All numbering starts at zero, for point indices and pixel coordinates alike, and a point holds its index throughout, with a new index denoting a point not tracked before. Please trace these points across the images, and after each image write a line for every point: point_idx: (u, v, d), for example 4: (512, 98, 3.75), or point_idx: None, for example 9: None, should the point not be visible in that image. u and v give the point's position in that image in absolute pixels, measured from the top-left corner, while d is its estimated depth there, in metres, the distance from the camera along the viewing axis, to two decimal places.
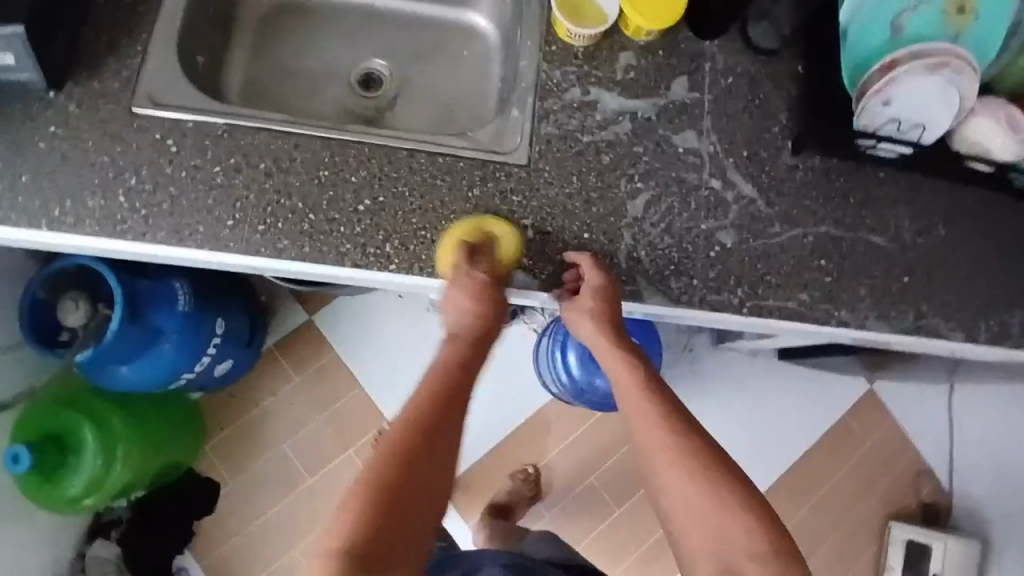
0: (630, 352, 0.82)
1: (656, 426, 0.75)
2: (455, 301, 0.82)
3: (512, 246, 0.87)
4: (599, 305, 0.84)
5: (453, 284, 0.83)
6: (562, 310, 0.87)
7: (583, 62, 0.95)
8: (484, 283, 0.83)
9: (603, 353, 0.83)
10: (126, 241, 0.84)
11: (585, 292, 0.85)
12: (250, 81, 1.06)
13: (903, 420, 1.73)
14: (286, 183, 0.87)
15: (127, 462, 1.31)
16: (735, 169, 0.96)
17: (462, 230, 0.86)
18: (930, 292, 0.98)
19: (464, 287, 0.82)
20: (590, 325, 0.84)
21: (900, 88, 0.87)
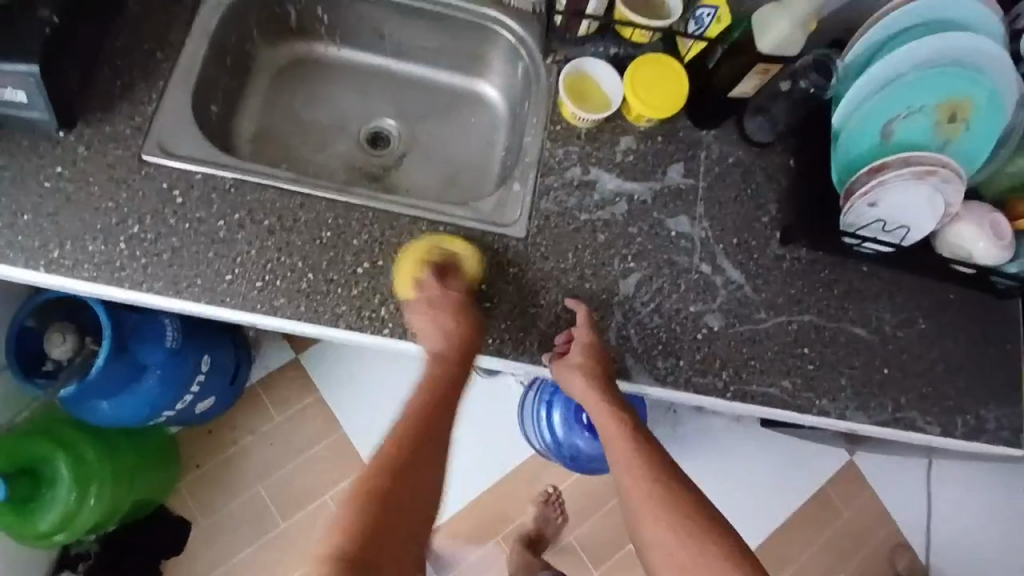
0: (619, 406, 0.85)
1: (642, 479, 0.79)
2: (436, 323, 0.84)
3: (473, 263, 0.91)
4: (588, 361, 0.86)
5: (425, 306, 0.85)
6: (551, 368, 0.88)
7: (585, 142, 0.99)
8: (458, 302, 0.86)
9: (592, 408, 0.86)
10: (122, 289, 0.84)
11: (572, 345, 0.88)
12: (260, 132, 1.08)
13: (882, 492, 1.73)
14: (288, 241, 0.88)
15: (100, 496, 1.29)
16: (725, 255, 0.99)
17: (417, 251, 0.90)
18: (907, 385, 1.01)
19: (443, 305, 0.85)
20: (579, 379, 0.85)
21: (887, 193, 0.92)
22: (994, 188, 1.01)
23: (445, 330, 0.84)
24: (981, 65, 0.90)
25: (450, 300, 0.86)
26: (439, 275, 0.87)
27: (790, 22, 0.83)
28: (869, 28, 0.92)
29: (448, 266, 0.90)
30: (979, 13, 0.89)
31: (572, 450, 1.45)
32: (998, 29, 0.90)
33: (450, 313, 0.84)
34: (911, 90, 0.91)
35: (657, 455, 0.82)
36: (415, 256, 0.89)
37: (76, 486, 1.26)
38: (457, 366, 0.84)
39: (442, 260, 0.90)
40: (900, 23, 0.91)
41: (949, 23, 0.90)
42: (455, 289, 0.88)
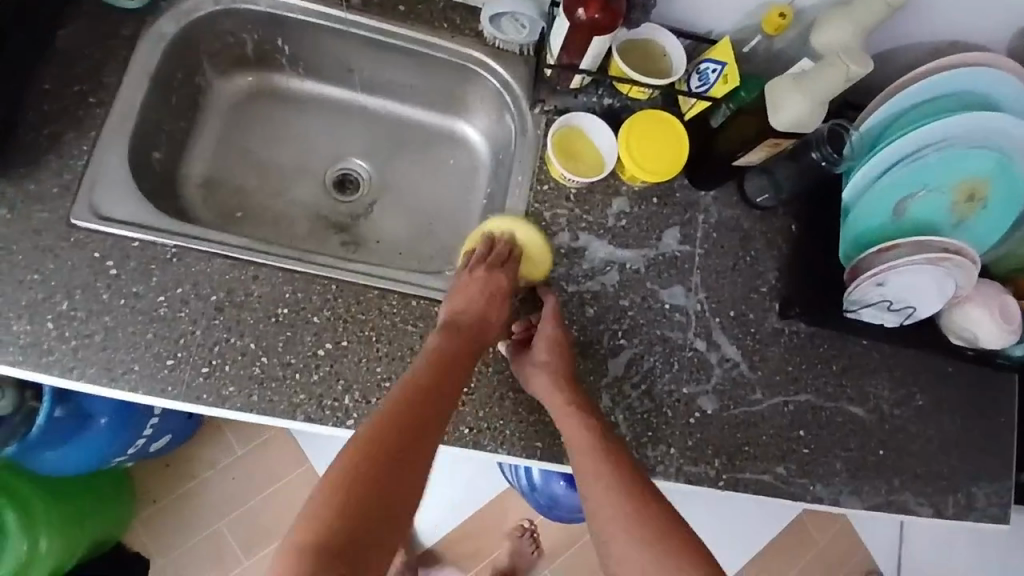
0: (585, 406, 0.79)
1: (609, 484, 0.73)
2: (467, 295, 0.81)
3: (541, 259, 0.87)
4: (553, 357, 0.81)
5: (469, 279, 0.82)
6: (515, 364, 0.82)
7: (574, 204, 0.90)
8: (498, 290, 0.82)
9: (558, 409, 0.78)
10: (48, 375, 0.73)
11: (536, 351, 0.82)
12: (213, 173, 0.97)
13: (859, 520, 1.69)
14: (239, 319, 0.78)
15: (52, 543, 1.20)
16: (721, 329, 0.92)
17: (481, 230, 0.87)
18: (902, 466, 0.97)
19: (487, 283, 0.82)
20: (543, 380, 0.79)
21: (900, 276, 0.84)
22: (1008, 263, 0.94)
23: (471, 302, 0.81)
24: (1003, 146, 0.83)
25: (495, 283, 0.82)
26: (501, 261, 0.84)
27: (808, 104, 0.71)
28: (888, 97, 0.84)
29: (515, 258, 0.85)
30: (1007, 91, 0.82)
31: (549, 496, 1.39)
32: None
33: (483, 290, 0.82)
34: (929, 167, 0.83)
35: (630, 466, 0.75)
36: (481, 234, 0.87)
37: (27, 536, 1.17)
38: (472, 339, 0.79)
39: (507, 248, 0.85)
40: (926, 93, 0.82)
41: (976, 97, 0.83)
42: (505, 275, 0.84)
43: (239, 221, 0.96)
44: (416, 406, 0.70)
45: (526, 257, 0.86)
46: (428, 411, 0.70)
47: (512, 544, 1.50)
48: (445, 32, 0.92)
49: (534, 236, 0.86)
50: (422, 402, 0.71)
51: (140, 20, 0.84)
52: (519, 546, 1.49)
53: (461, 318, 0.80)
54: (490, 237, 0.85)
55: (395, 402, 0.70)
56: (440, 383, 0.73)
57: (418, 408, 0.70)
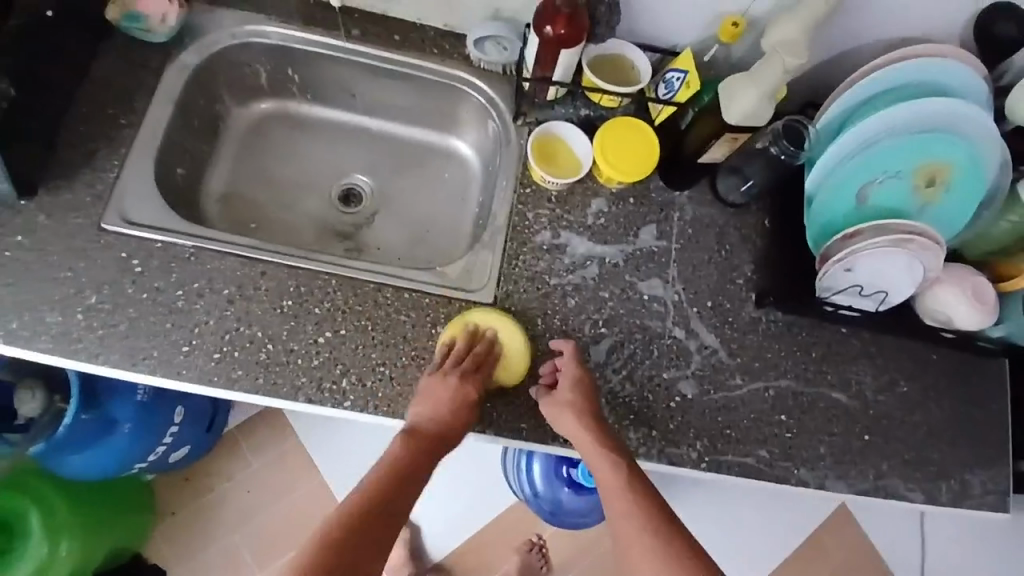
0: (615, 447, 0.81)
1: (641, 527, 0.74)
2: (436, 399, 0.82)
3: (517, 357, 0.88)
4: (577, 398, 0.84)
5: (440, 378, 0.83)
6: (540, 406, 0.86)
7: (555, 205, 0.98)
8: (466, 399, 0.82)
9: (587, 449, 0.81)
10: (78, 360, 0.82)
11: (563, 385, 0.85)
12: (230, 190, 1.07)
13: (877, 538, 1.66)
14: (248, 310, 0.86)
15: (73, 549, 1.26)
16: (699, 319, 0.97)
17: (460, 324, 0.88)
18: (890, 452, 0.98)
19: (455, 391, 0.82)
20: (570, 419, 0.83)
21: (861, 260, 0.89)
22: (977, 250, 0.98)
23: (439, 404, 0.81)
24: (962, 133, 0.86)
25: (464, 394, 0.82)
26: (474, 366, 0.85)
27: (756, 94, 0.79)
28: (840, 93, 0.89)
29: (495, 356, 0.88)
30: (959, 75, 0.85)
31: (553, 503, 1.41)
32: (980, 89, 0.86)
33: (453, 403, 0.81)
34: (887, 156, 0.87)
35: (632, 476, 0.79)
36: (462, 325, 0.88)
37: (48, 539, 1.24)
38: (438, 448, 0.80)
39: (488, 348, 0.87)
40: (879, 86, 0.87)
41: (931, 88, 0.87)
42: (472, 385, 0.83)
43: (253, 232, 1.05)
44: (385, 495, 0.73)
45: (503, 361, 0.88)
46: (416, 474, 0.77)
47: (521, 558, 1.51)
48: (435, 56, 1.03)
49: (517, 345, 0.88)
50: (394, 487, 0.74)
51: (166, 53, 0.98)
52: (529, 559, 1.50)
53: (431, 430, 0.80)
54: (473, 334, 0.87)
55: (368, 490, 0.73)
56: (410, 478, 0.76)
57: (390, 493, 0.73)
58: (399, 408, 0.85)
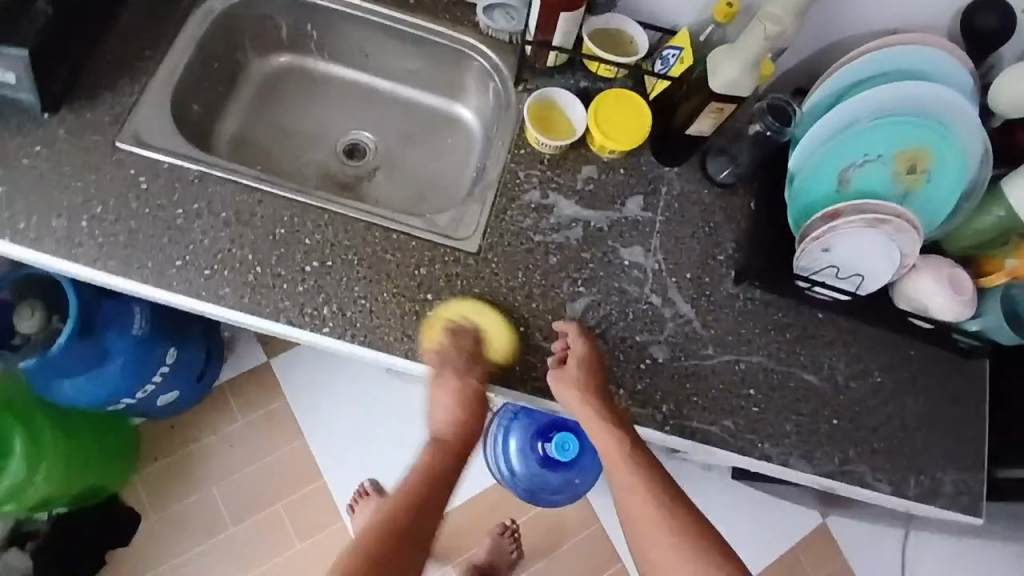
0: (619, 425, 0.87)
1: (647, 502, 0.84)
2: (441, 399, 0.90)
3: (502, 340, 0.91)
4: (583, 373, 0.87)
5: (441, 383, 0.89)
6: (550, 379, 0.89)
7: (547, 168, 1.02)
8: (472, 396, 0.89)
9: (593, 425, 0.87)
10: (78, 263, 0.87)
11: (570, 365, 0.88)
12: (242, 134, 1.13)
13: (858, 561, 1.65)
14: (241, 234, 0.90)
15: (49, 475, 1.29)
16: (677, 289, 0.99)
17: (450, 311, 0.91)
18: (858, 438, 0.98)
19: (454, 389, 0.88)
20: (575, 394, 0.86)
21: (838, 238, 0.91)
22: (960, 244, 0.98)
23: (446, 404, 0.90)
24: (941, 120, 0.89)
25: (466, 393, 0.89)
26: (466, 361, 0.89)
27: (740, 63, 0.83)
28: (829, 75, 0.93)
29: (478, 344, 0.90)
30: (944, 65, 0.88)
31: (528, 482, 1.42)
32: (965, 82, 0.89)
33: (458, 403, 0.89)
34: (868, 138, 0.90)
35: (637, 452, 0.87)
36: (439, 324, 0.90)
37: (27, 462, 1.26)
38: (458, 453, 0.92)
39: (470, 339, 0.90)
40: (862, 73, 0.91)
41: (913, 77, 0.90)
42: (474, 378, 0.89)
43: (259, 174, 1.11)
44: (421, 497, 0.84)
45: (488, 341, 0.91)
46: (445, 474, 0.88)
47: (493, 541, 1.47)
48: (446, 22, 1.08)
49: (495, 322, 0.92)
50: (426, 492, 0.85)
51: None
52: (501, 540, 1.47)
53: (449, 436, 0.91)
54: (455, 329, 0.90)
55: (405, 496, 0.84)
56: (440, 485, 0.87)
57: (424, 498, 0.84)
58: (375, 340, 0.88)
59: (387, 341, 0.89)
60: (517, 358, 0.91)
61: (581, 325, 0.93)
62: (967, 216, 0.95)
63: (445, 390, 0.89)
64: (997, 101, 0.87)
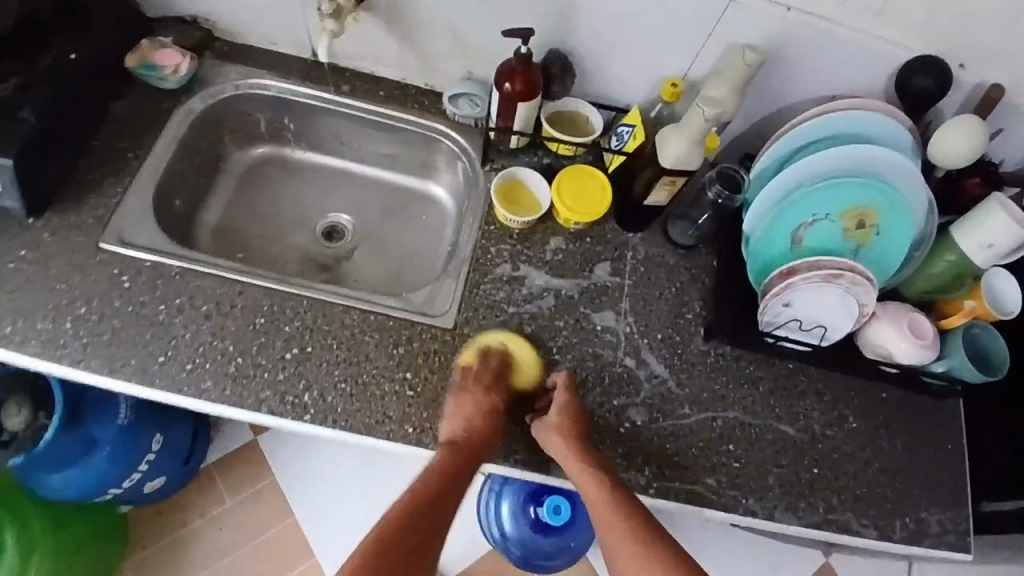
0: (600, 467, 0.88)
1: (633, 542, 0.81)
2: (461, 411, 0.88)
3: (529, 373, 0.98)
4: (565, 421, 0.90)
5: (466, 394, 0.90)
6: (533, 430, 0.91)
7: (516, 241, 1.06)
8: (490, 409, 0.89)
9: (574, 468, 0.87)
10: (62, 364, 0.88)
11: (553, 410, 0.91)
12: (223, 223, 1.16)
13: None
14: (222, 326, 0.93)
15: (41, 568, 1.27)
16: (650, 350, 1.02)
17: (489, 339, 0.97)
18: (839, 486, 1.00)
19: (480, 400, 0.89)
20: (558, 440, 0.88)
21: (796, 294, 0.96)
22: (917, 287, 1.02)
23: (466, 417, 0.87)
24: (886, 178, 0.94)
25: (488, 403, 0.89)
26: (493, 379, 0.93)
27: (687, 143, 0.89)
28: (774, 141, 0.98)
29: (503, 361, 0.96)
30: (883, 128, 0.93)
31: (521, 546, 1.41)
32: (905, 141, 0.94)
33: (483, 411, 0.88)
34: (815, 199, 0.95)
35: (618, 491, 0.85)
36: (474, 349, 0.96)
37: (19, 555, 1.25)
38: (478, 454, 0.86)
39: (502, 358, 0.96)
40: (808, 135, 0.96)
41: (855, 136, 0.95)
42: (494, 395, 0.91)
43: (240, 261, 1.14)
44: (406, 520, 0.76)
45: (517, 369, 0.98)
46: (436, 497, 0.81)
47: None
48: (415, 110, 1.15)
49: (528, 353, 0.98)
50: (427, 499, 0.80)
51: (176, 98, 1.09)
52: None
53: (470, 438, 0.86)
54: (484, 351, 0.96)
55: (411, 498, 0.80)
56: (446, 491, 0.82)
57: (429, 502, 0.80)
58: (357, 423, 0.90)
59: (368, 423, 0.90)
60: (499, 430, 0.93)
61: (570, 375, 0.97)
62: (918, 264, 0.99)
63: (470, 400, 0.89)
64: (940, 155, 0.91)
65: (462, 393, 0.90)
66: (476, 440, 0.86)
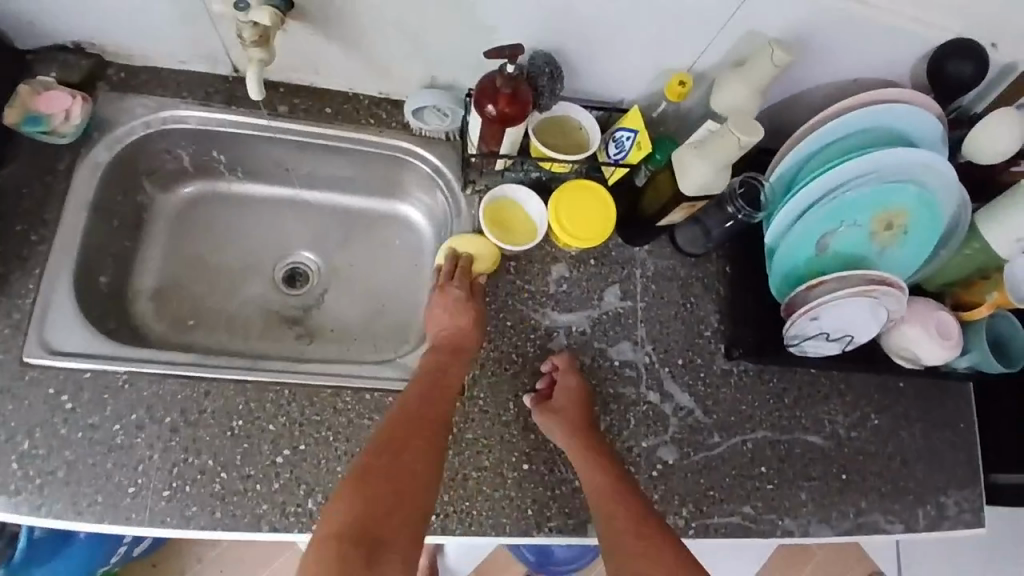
0: (602, 454, 0.82)
1: (625, 523, 0.74)
2: (439, 317, 0.87)
3: (484, 250, 0.91)
4: (569, 408, 0.86)
5: (439, 295, 0.88)
6: (534, 415, 0.86)
7: (515, 275, 0.95)
8: (468, 308, 0.87)
9: (574, 451, 0.82)
10: (16, 516, 0.75)
11: (557, 393, 0.87)
12: (162, 285, 0.99)
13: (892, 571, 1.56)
14: (195, 437, 0.80)
15: None
16: (672, 379, 0.95)
17: (451, 243, 0.92)
18: (869, 487, 0.98)
19: (452, 299, 0.87)
20: (560, 427, 0.84)
21: (829, 311, 0.88)
22: (938, 281, 0.98)
23: (444, 318, 0.87)
24: (921, 171, 0.86)
25: (463, 303, 0.87)
26: (461, 278, 0.90)
27: (713, 169, 0.78)
28: (795, 142, 0.88)
29: (465, 264, 0.91)
30: (912, 121, 0.85)
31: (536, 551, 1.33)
32: (935, 132, 0.86)
33: (454, 315, 0.86)
34: (844, 205, 0.87)
35: (616, 475, 0.80)
36: (445, 253, 0.92)
37: None
38: (457, 354, 0.84)
39: (460, 260, 0.91)
40: (835, 133, 0.86)
41: (886, 128, 0.86)
42: (461, 285, 0.89)
43: (192, 329, 0.97)
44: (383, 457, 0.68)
45: (472, 261, 0.92)
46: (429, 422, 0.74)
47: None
48: (371, 126, 0.96)
49: (484, 244, 0.92)
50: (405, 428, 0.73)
51: (76, 152, 0.89)
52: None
53: (443, 340, 0.85)
54: (455, 256, 0.91)
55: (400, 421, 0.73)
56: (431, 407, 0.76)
57: (428, 417, 0.74)
58: None
59: None
60: (529, 500, 0.86)
61: (573, 358, 0.92)
62: (943, 259, 0.94)
63: (444, 306, 0.87)
64: (986, 149, 0.84)
65: (436, 299, 0.88)
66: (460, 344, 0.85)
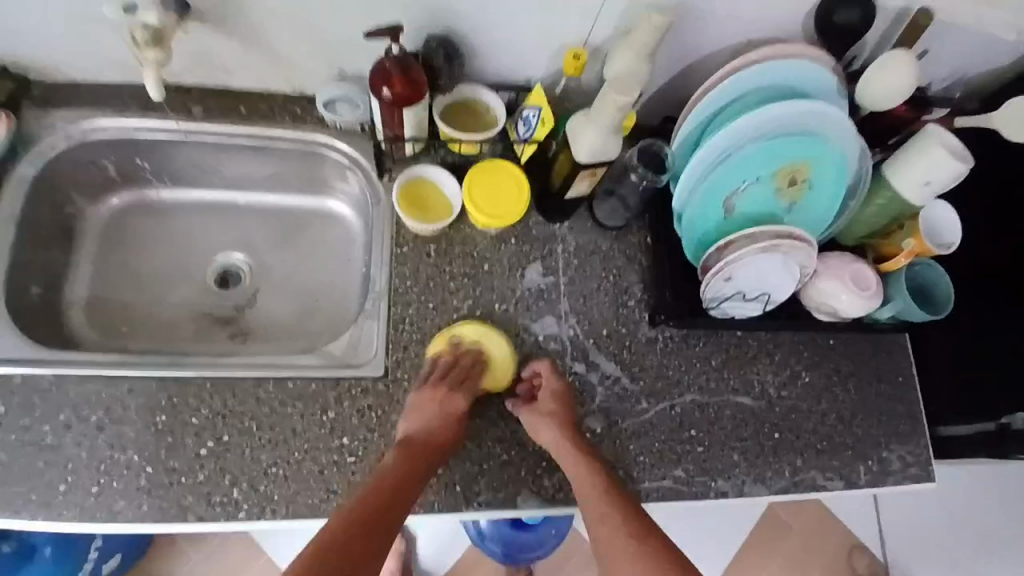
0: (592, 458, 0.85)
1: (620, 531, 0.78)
2: (418, 415, 0.83)
3: (505, 369, 0.92)
4: (558, 408, 0.88)
5: (418, 402, 0.85)
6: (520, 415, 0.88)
7: (436, 259, 0.96)
8: (455, 407, 0.85)
9: (566, 458, 0.84)
10: None
11: (543, 396, 0.89)
12: (96, 294, 1.01)
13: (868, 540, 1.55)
14: (121, 434, 0.82)
15: None
16: (598, 349, 0.96)
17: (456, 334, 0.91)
18: (804, 445, 0.98)
19: (447, 403, 0.84)
20: (552, 430, 0.85)
21: (740, 268, 0.89)
22: (855, 234, 0.98)
23: (424, 421, 0.83)
24: (817, 124, 0.86)
25: (454, 405, 0.85)
26: (458, 381, 0.87)
27: (603, 134, 0.80)
28: (692, 106, 0.89)
29: (478, 365, 0.90)
30: (803, 75, 0.86)
31: (502, 543, 1.34)
32: (829, 83, 0.86)
33: (444, 417, 0.83)
34: (745, 163, 0.88)
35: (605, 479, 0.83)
36: (447, 338, 0.91)
37: None
38: (425, 455, 0.80)
39: (473, 360, 0.90)
40: (730, 93, 0.87)
41: (780, 83, 0.87)
42: (451, 384, 0.86)
43: (126, 335, 1.00)
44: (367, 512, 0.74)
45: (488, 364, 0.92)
46: (400, 490, 0.77)
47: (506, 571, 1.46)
48: (288, 122, 0.99)
49: (502, 359, 0.92)
50: (378, 499, 0.75)
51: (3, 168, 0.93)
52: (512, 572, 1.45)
53: (414, 438, 0.81)
54: (456, 343, 0.90)
55: (376, 486, 0.76)
56: (396, 493, 0.77)
57: (396, 488, 0.77)
58: (298, 508, 0.81)
59: (309, 505, 0.81)
60: (457, 476, 0.87)
61: (553, 361, 0.94)
62: (854, 211, 0.95)
63: (428, 399, 0.85)
64: (880, 97, 0.86)
65: (426, 394, 0.86)
66: (434, 441, 0.82)
